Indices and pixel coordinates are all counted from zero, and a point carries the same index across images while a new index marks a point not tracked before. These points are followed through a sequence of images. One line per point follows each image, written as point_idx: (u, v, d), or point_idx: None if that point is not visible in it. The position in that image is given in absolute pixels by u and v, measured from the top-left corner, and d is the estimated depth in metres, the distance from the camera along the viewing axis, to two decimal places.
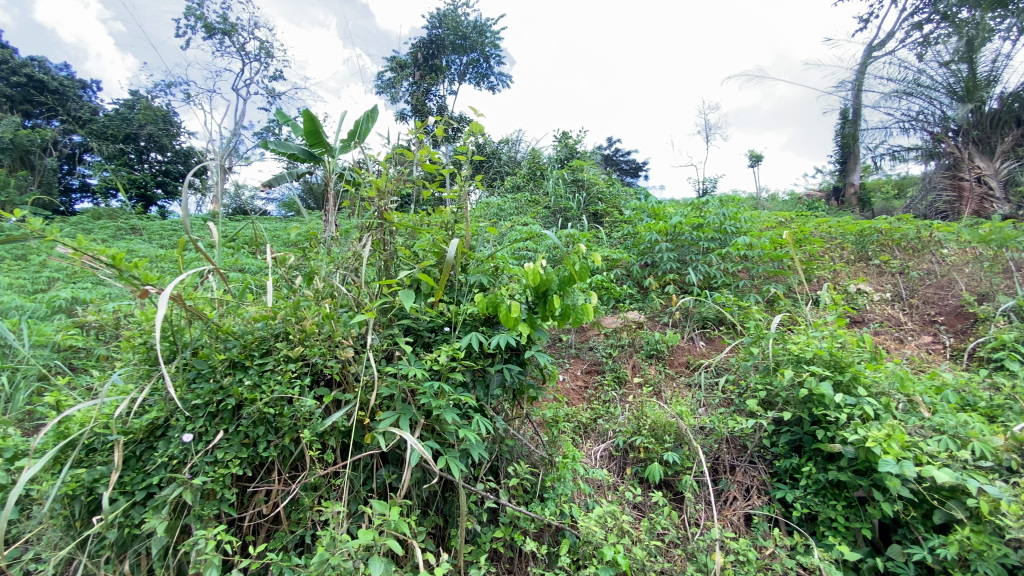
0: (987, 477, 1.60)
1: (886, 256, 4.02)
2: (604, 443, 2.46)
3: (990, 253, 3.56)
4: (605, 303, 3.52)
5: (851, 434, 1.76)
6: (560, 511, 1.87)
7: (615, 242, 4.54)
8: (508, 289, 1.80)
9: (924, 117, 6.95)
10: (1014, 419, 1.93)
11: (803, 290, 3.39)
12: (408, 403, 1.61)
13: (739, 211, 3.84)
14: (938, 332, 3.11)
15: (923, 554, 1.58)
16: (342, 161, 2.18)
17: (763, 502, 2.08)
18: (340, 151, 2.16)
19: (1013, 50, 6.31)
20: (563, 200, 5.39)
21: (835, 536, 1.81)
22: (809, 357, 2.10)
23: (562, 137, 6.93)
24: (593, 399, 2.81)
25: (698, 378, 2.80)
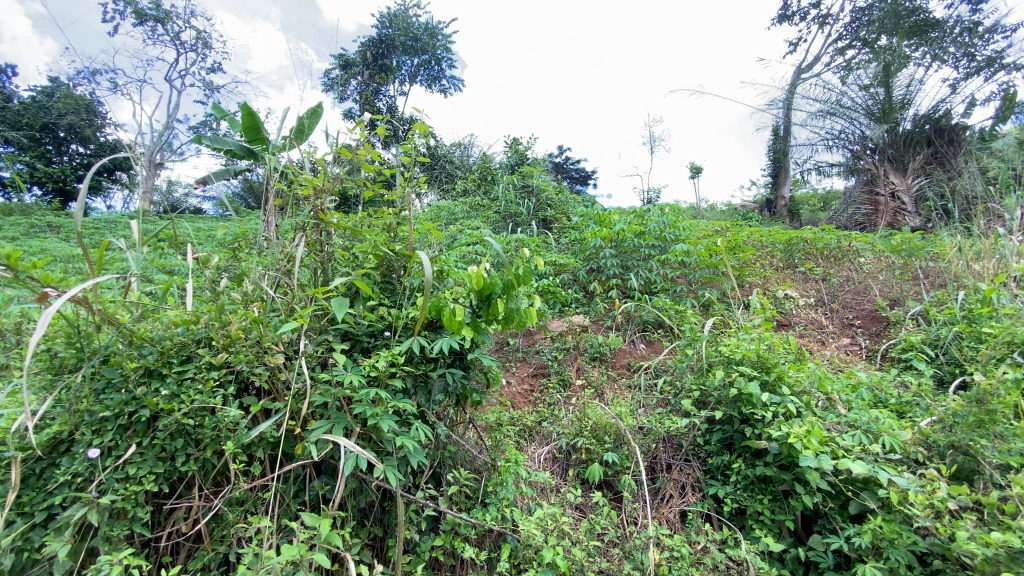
0: (895, 469, 1.73)
1: (810, 264, 4.31)
2: (548, 445, 2.47)
3: (901, 262, 3.89)
4: (551, 307, 3.56)
5: (776, 431, 1.86)
6: (501, 515, 1.87)
7: (563, 248, 4.60)
8: (452, 293, 1.77)
9: (846, 136, 7.55)
10: (920, 414, 2.10)
11: (736, 296, 3.58)
12: (343, 411, 1.55)
13: (678, 220, 4.01)
14: (855, 333, 3.36)
15: (840, 543, 1.68)
16: (281, 159, 2.07)
17: (697, 499, 2.16)
18: (279, 149, 2.06)
19: (925, 76, 6.94)
20: (513, 205, 5.41)
21: (761, 528, 1.90)
22: (738, 359, 2.21)
23: (512, 143, 6.97)
24: (539, 402, 2.83)
25: (638, 380, 2.88)
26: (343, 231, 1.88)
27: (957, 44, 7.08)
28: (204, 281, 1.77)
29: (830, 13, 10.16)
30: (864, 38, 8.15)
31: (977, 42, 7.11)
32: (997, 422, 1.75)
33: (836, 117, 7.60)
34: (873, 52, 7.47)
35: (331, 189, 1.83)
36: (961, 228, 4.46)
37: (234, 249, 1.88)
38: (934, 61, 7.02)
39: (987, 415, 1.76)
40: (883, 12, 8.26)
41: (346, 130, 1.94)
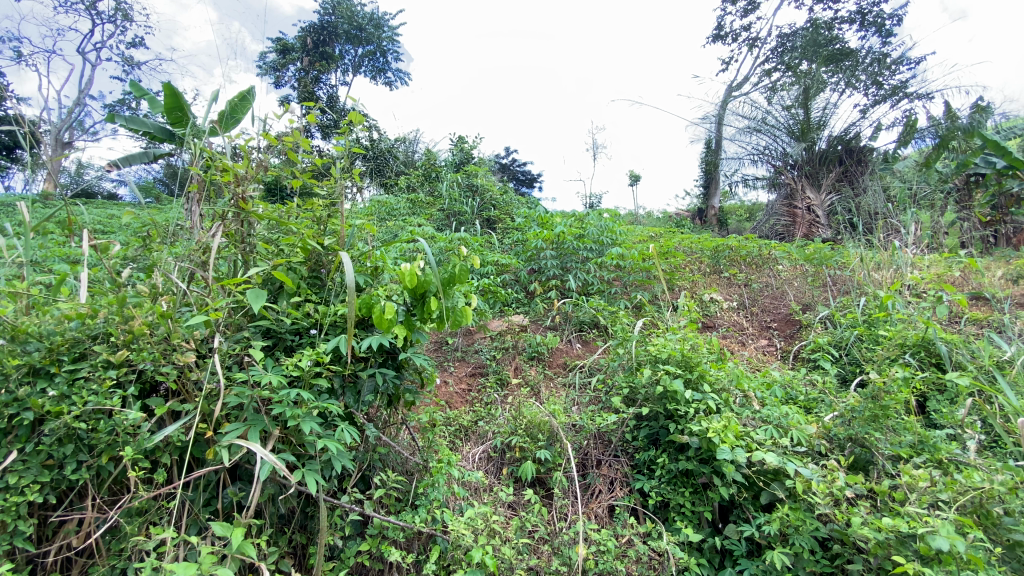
0: (801, 460, 1.86)
1: (734, 270, 4.58)
2: (483, 444, 2.47)
3: (814, 269, 4.22)
4: (490, 306, 3.55)
5: (696, 426, 1.96)
6: (431, 517, 1.84)
7: (506, 248, 4.62)
8: (385, 291, 1.72)
9: (770, 152, 8.11)
10: (825, 410, 2.29)
11: (666, 298, 3.74)
12: (261, 413, 1.46)
13: (615, 224, 4.12)
14: (772, 335, 3.60)
15: (753, 531, 1.79)
16: (209, 144, 1.93)
17: (624, 493, 2.23)
18: (207, 133, 1.92)
19: (838, 100, 7.57)
20: (456, 203, 5.35)
21: (682, 519, 2.00)
22: (664, 357, 2.31)
23: (458, 140, 6.91)
24: (476, 401, 2.82)
25: (574, 378, 2.93)
26: (268, 221, 1.78)
27: (865, 74, 7.79)
28: (102, 271, 1.60)
29: (759, 37, 10.86)
30: (788, 63, 8.78)
31: (882, 74, 7.85)
32: (887, 416, 1.94)
33: (762, 134, 8.15)
34: (795, 75, 8.05)
35: (256, 176, 1.73)
36: (865, 241, 4.91)
37: (143, 238, 1.73)
38: (846, 87, 7.68)
39: (881, 410, 1.94)
40: (804, 40, 8.94)
41: (275, 116, 1.83)
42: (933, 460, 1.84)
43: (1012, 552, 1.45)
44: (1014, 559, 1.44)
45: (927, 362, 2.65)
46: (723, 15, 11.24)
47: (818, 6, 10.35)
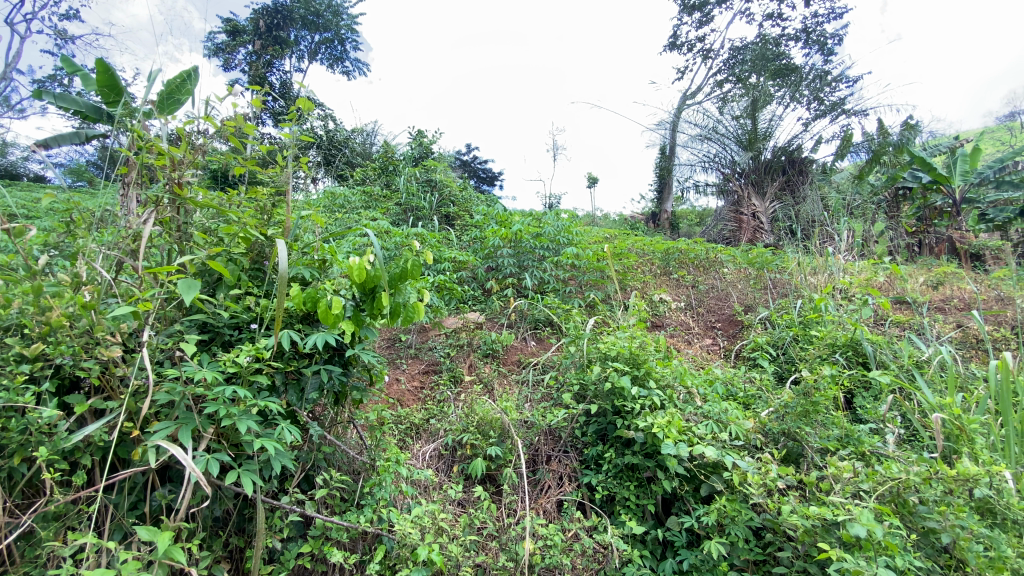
0: (738, 453, 1.94)
1: (683, 272, 4.75)
2: (434, 442, 2.44)
3: (756, 272, 4.42)
4: (446, 303, 3.53)
5: (642, 422, 2.02)
6: (377, 516, 1.80)
7: (464, 245, 4.59)
8: (332, 284, 1.67)
9: (719, 159, 8.45)
10: (762, 406, 2.41)
11: (618, 298, 3.83)
12: (193, 411, 1.39)
13: (572, 224, 4.17)
14: (716, 335, 3.76)
15: (693, 522, 1.86)
16: (148, 127, 1.79)
17: (572, 488, 2.27)
18: (145, 114, 1.78)
19: (783, 113, 7.98)
20: (414, 198, 5.26)
21: (626, 513, 2.05)
22: (613, 355, 2.37)
23: (417, 134, 6.79)
24: (428, 399, 2.78)
25: (527, 376, 2.95)
26: (208, 209, 1.69)
27: (808, 90, 8.24)
28: (15, 257, 1.46)
29: (712, 49, 11.28)
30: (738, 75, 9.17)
31: (823, 90, 8.33)
32: (817, 411, 2.06)
33: (712, 142, 8.48)
34: (744, 88, 8.42)
35: (194, 162, 1.64)
36: (803, 247, 5.20)
37: (66, 223, 1.60)
38: (790, 101, 8.11)
39: (812, 406, 2.06)
40: (753, 54, 9.36)
41: (218, 99, 1.74)
42: (857, 452, 1.98)
43: (926, 539, 1.59)
44: (928, 545, 1.57)
45: (854, 360, 2.85)
46: (680, 24, 11.60)
47: (767, 23, 10.86)
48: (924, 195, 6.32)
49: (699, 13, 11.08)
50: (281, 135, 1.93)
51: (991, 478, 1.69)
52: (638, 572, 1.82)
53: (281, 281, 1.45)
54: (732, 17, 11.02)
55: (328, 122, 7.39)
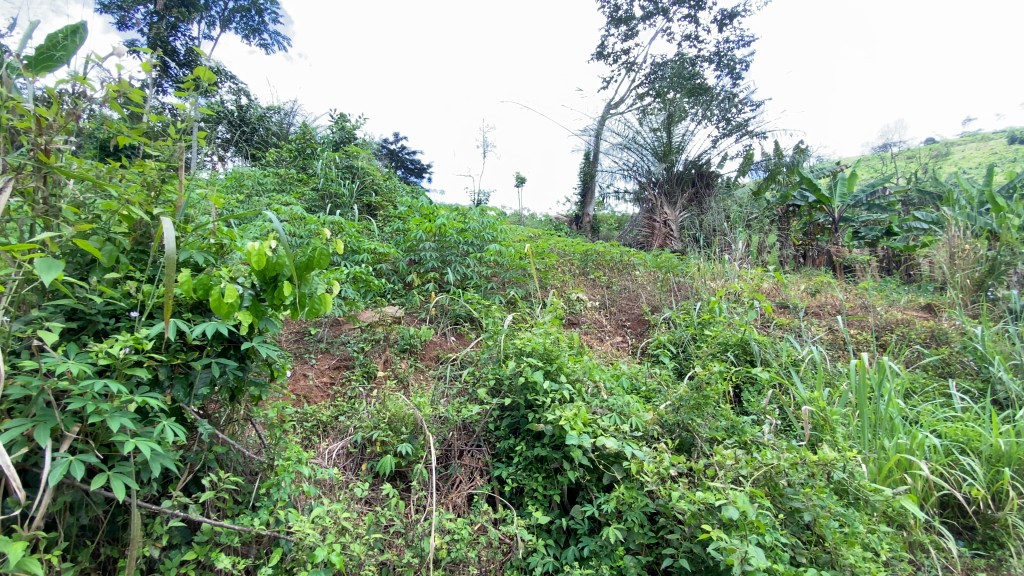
0: (637, 444, 2.06)
1: (599, 272, 4.94)
2: (342, 440, 2.35)
3: (665, 275, 4.70)
4: (361, 296, 3.41)
5: (551, 414, 2.08)
6: (273, 518, 1.70)
7: (385, 236, 4.45)
8: (228, 271, 1.55)
9: (637, 168, 8.89)
10: (661, 399, 2.58)
11: (538, 296, 3.90)
12: (55, 408, 1.23)
13: (496, 221, 4.18)
14: (625, 333, 3.96)
15: (594, 510, 1.95)
16: (21, 84, 1.54)
17: (483, 482, 2.29)
18: (22, 75, 1.53)
19: (695, 129, 8.56)
20: (333, 184, 5.00)
21: (533, 503, 2.11)
22: (528, 350, 2.43)
23: (339, 118, 6.46)
24: (338, 395, 2.67)
25: (444, 371, 2.92)
26: (84, 182, 1.50)
27: (717, 109, 8.91)
28: None
29: (635, 62, 11.83)
30: (658, 90, 9.71)
31: (730, 111, 9.05)
32: (707, 404, 2.25)
33: (632, 151, 8.91)
34: (662, 103, 8.93)
35: (67, 127, 1.44)
36: (706, 253, 5.64)
37: None
38: (701, 119, 8.70)
39: (703, 399, 2.25)
40: (671, 72, 9.97)
41: (100, 58, 1.52)
42: (740, 441, 2.17)
43: (792, 517, 1.77)
44: (794, 523, 1.76)
45: (742, 358, 3.13)
46: (607, 35, 12.04)
47: (685, 43, 11.60)
48: (810, 212, 7.01)
49: (625, 26, 11.56)
50: (177, 106, 1.75)
51: (845, 462, 1.94)
52: (542, 560, 1.87)
53: (169, 265, 1.33)
54: (654, 34, 11.65)
55: (240, 97, 6.85)
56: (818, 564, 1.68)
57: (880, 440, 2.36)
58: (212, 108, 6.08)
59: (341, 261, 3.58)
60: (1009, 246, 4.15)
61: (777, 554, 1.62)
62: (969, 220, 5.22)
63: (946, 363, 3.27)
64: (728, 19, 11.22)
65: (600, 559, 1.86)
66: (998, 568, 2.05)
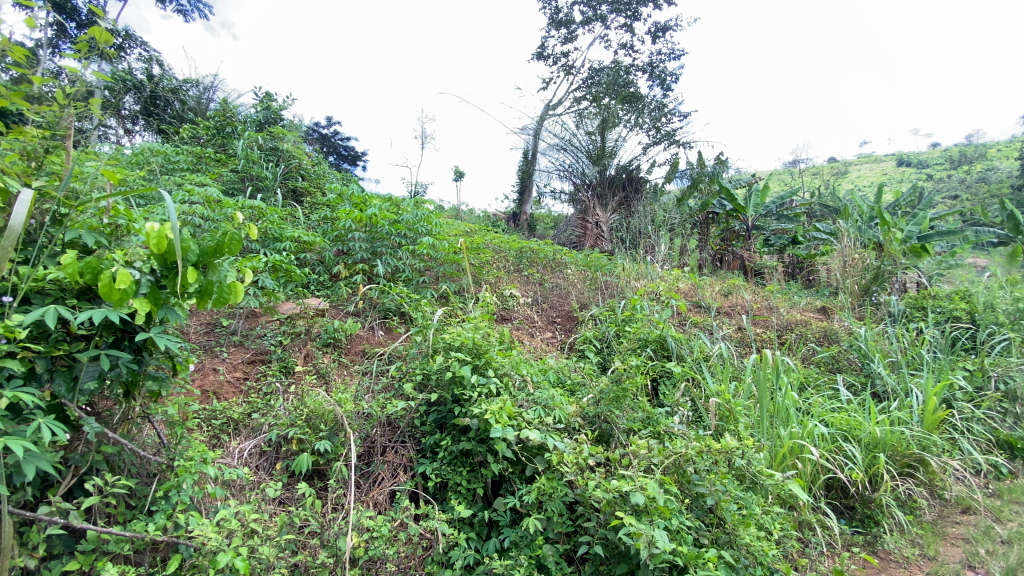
0: (559, 436, 2.12)
1: (533, 269, 5.00)
2: (255, 438, 2.22)
3: (594, 274, 4.85)
4: (281, 287, 3.22)
5: (476, 408, 2.08)
6: (171, 523, 1.57)
7: (312, 224, 4.23)
8: (122, 254, 1.40)
9: (572, 170, 9.10)
10: (584, 393, 2.67)
11: (471, 291, 3.88)
12: None
13: (431, 213, 4.06)
14: (555, 329, 4.05)
15: (516, 502, 1.98)
16: None
17: (407, 478, 2.24)
18: None
19: (627, 135, 8.89)
20: (254, 166, 4.67)
21: (457, 497, 2.10)
22: (457, 345, 2.41)
23: (264, 97, 6.05)
24: (252, 392, 2.52)
25: (370, 366, 2.83)
26: None
27: (648, 117, 9.30)
28: None
29: (573, 66, 12.08)
30: (594, 95, 10.00)
31: (660, 120, 9.48)
32: (625, 396, 2.35)
33: (567, 153, 9.11)
34: (598, 107, 9.18)
35: None
36: (633, 255, 5.89)
37: None
38: (633, 126, 9.05)
39: (622, 393, 2.35)
40: (607, 78, 10.30)
41: None
42: (654, 431, 2.30)
43: (696, 501, 1.89)
44: (698, 507, 1.88)
45: (659, 353, 3.31)
46: (547, 36, 12.19)
47: (620, 51, 11.99)
48: (727, 220, 7.52)
49: (565, 29, 11.76)
50: (67, 70, 1.55)
51: (744, 450, 2.11)
52: (463, 554, 1.87)
53: (10, 240, 1.16)
54: (592, 40, 11.95)
55: (152, 66, 6.24)
56: (718, 544, 1.80)
57: (776, 430, 2.57)
58: (116, 75, 5.48)
59: (260, 249, 3.36)
60: (891, 257, 4.69)
61: (682, 536, 1.72)
62: (859, 232, 5.82)
63: (836, 359, 3.63)
64: (660, 31, 11.73)
65: (520, 550, 1.88)
66: (874, 544, 2.36)
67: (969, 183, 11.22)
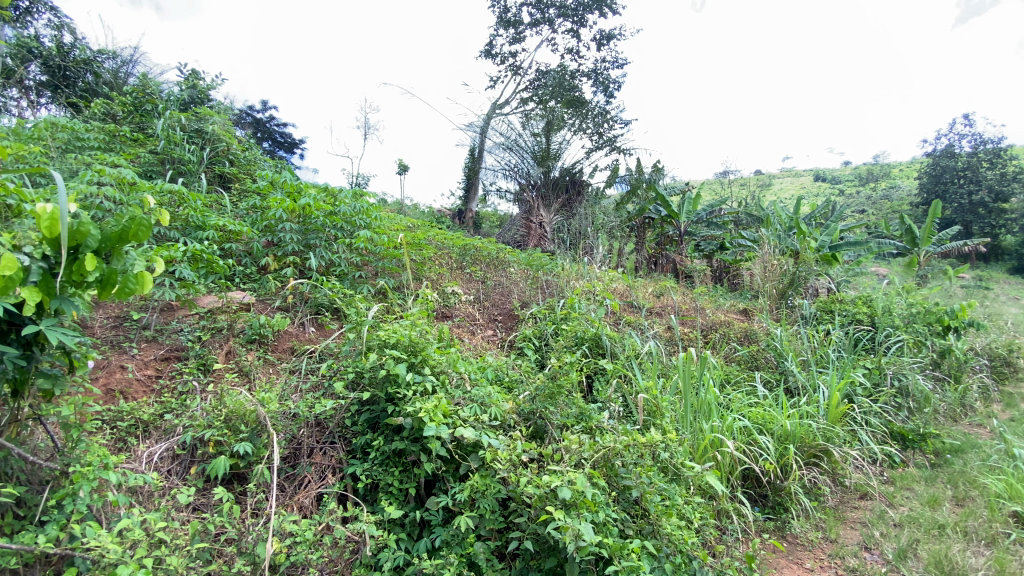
0: (494, 433, 2.12)
1: (475, 267, 4.96)
2: (167, 440, 2.05)
3: (536, 273, 4.89)
4: (201, 278, 2.99)
5: (410, 406, 2.04)
6: (64, 534, 1.43)
7: (239, 213, 3.98)
8: (9, 236, 1.25)
9: (517, 169, 9.13)
10: (521, 390, 2.69)
11: (411, 288, 3.81)
12: None
13: (370, 206, 3.93)
14: (496, 327, 4.06)
15: (448, 500, 1.96)
16: None
17: (335, 480, 2.16)
18: None
19: (571, 138, 9.03)
20: (176, 148, 4.32)
21: (388, 498, 2.05)
22: (392, 342, 2.35)
23: (190, 75, 5.62)
24: (165, 391, 2.33)
25: (299, 364, 2.70)
26: None
27: (592, 122, 9.52)
28: None
29: (520, 66, 12.15)
30: (540, 97, 10.11)
31: (603, 126, 9.72)
32: (560, 393, 2.40)
33: (513, 153, 9.14)
34: (543, 109, 9.28)
35: None
36: (573, 256, 6.00)
37: None
38: (577, 130, 9.21)
39: (557, 390, 2.39)
40: (554, 81, 10.45)
41: None
42: (586, 427, 2.36)
43: (623, 494, 1.96)
44: (624, 499, 1.95)
45: (594, 351, 3.40)
46: (495, 35, 12.18)
47: (566, 56, 12.20)
48: (662, 225, 7.85)
49: (513, 29, 11.78)
50: None
51: (668, 444, 2.21)
52: (392, 555, 1.83)
53: None
54: (540, 42, 12.06)
55: (61, 33, 5.65)
56: (642, 534, 1.88)
57: (699, 424, 2.72)
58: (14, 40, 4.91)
59: (178, 237, 3.11)
60: (806, 264, 5.09)
61: (608, 528, 1.78)
62: (778, 240, 6.27)
63: (754, 358, 3.88)
64: (605, 39, 12.04)
65: (451, 548, 1.87)
66: (783, 529, 2.55)
67: (873, 199, 12.38)
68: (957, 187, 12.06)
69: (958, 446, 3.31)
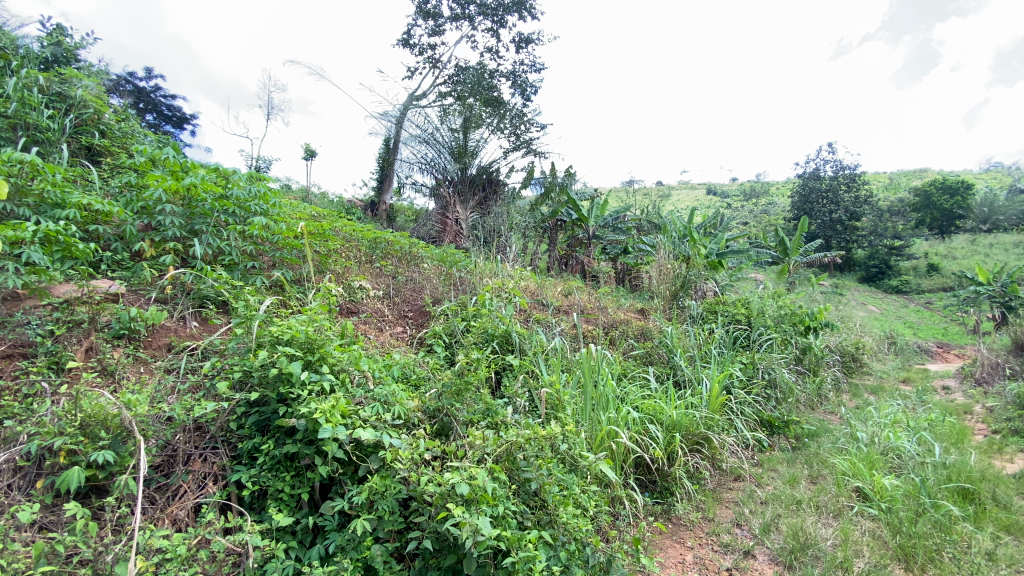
0: (396, 432, 2.07)
1: (385, 261, 4.79)
2: (4, 450, 1.73)
3: (448, 269, 4.84)
4: (57, 264, 2.57)
5: (304, 407, 1.92)
6: None
7: (110, 191, 3.50)
8: None
9: (433, 164, 8.97)
10: (427, 387, 2.65)
11: (312, 281, 3.60)
12: None
13: (269, 191, 3.64)
14: (405, 323, 3.96)
15: (343, 504, 1.87)
16: None
17: (216, 489, 1.98)
18: None
19: (488, 138, 9.05)
20: (32, 111, 3.70)
21: (277, 505, 1.92)
22: (286, 338, 2.19)
23: (54, 30, 4.83)
24: (5, 395, 1.99)
25: (177, 363, 2.44)
26: None
27: (509, 123, 9.62)
28: None
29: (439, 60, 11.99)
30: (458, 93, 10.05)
31: (519, 128, 9.84)
32: (466, 390, 2.40)
33: (430, 147, 8.95)
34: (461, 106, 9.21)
35: None
36: (486, 253, 6.03)
37: None
38: (494, 131, 9.25)
39: (462, 386, 2.39)
40: (472, 78, 10.43)
41: None
42: (491, 422, 2.39)
43: (523, 486, 2.01)
44: (524, 491, 2.01)
45: (503, 347, 3.44)
46: (413, 25, 11.90)
47: (485, 54, 12.24)
48: (572, 228, 8.13)
49: (432, 21, 11.58)
50: None
51: (567, 436, 2.30)
52: (280, 566, 1.72)
53: None
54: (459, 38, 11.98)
55: None
56: (540, 525, 1.94)
57: (597, 416, 2.86)
58: None
59: (29, 215, 2.65)
60: (696, 268, 5.55)
61: (507, 521, 1.81)
62: (674, 246, 6.76)
63: (649, 354, 4.17)
64: (524, 42, 12.25)
65: (345, 554, 1.80)
66: (668, 511, 2.77)
67: (756, 213, 13.81)
68: (822, 207, 13.82)
69: (814, 431, 3.81)
